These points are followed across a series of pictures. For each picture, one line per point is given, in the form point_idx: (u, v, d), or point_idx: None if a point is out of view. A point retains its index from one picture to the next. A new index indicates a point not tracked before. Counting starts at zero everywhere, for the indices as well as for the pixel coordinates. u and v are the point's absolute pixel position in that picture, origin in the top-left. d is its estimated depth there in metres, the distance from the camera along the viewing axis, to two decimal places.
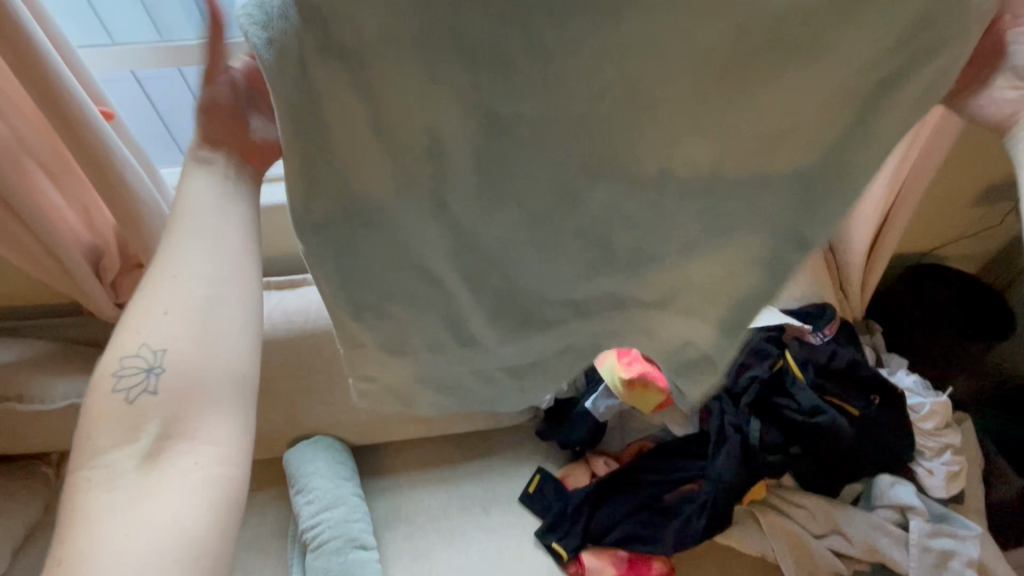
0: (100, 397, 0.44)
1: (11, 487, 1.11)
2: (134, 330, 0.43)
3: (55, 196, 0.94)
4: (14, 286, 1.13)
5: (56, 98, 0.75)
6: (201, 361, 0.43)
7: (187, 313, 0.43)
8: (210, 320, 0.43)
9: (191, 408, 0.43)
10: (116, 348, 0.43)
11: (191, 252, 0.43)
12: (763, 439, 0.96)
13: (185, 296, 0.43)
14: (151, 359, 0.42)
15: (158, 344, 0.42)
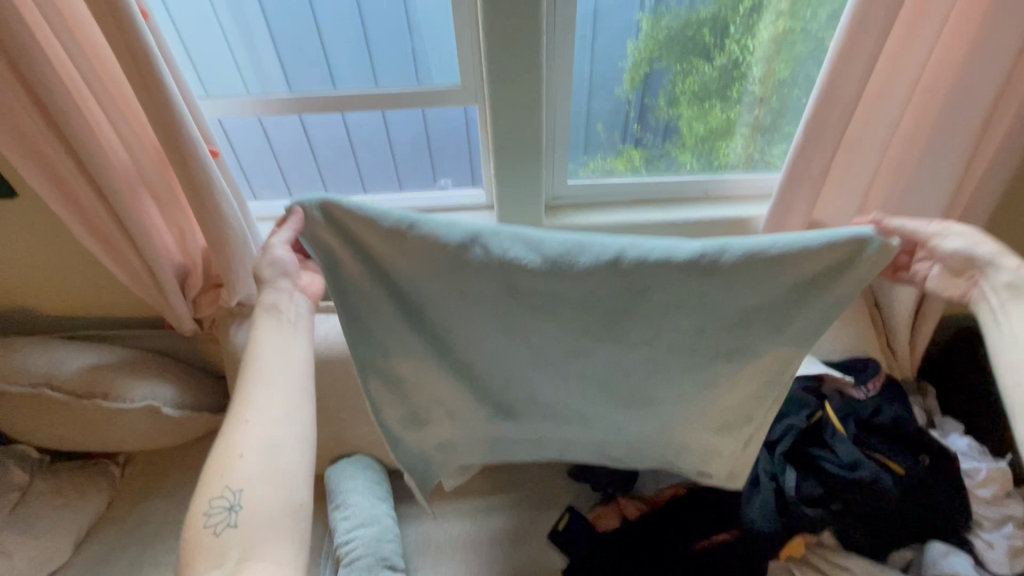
0: (193, 532, 0.57)
1: (83, 481, 1.21)
2: (218, 472, 0.58)
3: (159, 220, 1.09)
4: (112, 300, 1.29)
5: (178, 137, 0.91)
6: (268, 491, 0.58)
7: (258, 456, 0.59)
8: (277, 450, 0.60)
9: (261, 536, 0.56)
10: (205, 492, 0.58)
11: (264, 401, 0.62)
12: (799, 491, 0.91)
13: (258, 439, 0.60)
14: (231, 499, 0.57)
15: (236, 484, 0.58)
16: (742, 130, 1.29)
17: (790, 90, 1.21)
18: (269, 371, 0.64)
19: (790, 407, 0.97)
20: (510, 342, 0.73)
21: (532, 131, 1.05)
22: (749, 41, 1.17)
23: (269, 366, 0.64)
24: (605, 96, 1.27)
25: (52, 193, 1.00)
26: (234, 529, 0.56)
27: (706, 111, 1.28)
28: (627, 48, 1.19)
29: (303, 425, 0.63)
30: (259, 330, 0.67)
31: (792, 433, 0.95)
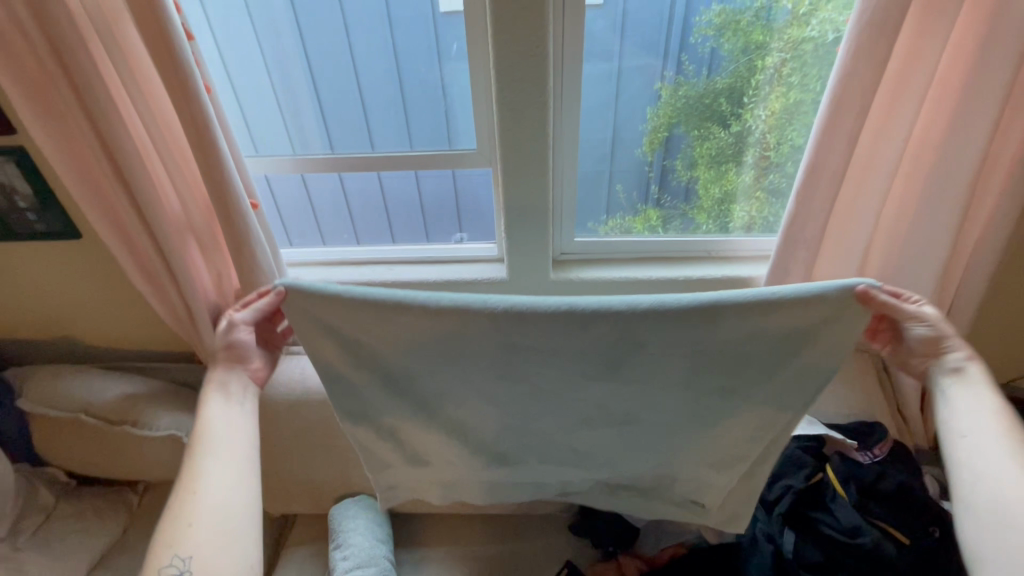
0: None
1: (102, 506, 1.27)
2: (169, 543, 0.67)
3: (200, 262, 1.20)
4: (151, 335, 1.39)
5: (225, 191, 1.03)
6: (217, 554, 0.67)
7: (210, 524, 0.68)
8: (225, 517, 0.70)
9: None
10: (157, 559, 0.66)
11: (210, 470, 0.72)
12: (799, 555, 0.90)
13: (207, 507, 0.69)
14: (183, 563, 0.66)
15: (185, 553, 0.66)
16: (754, 193, 1.36)
17: (804, 156, 1.24)
18: (217, 441, 0.74)
19: (789, 467, 0.97)
20: (507, 389, 0.79)
21: (541, 192, 1.14)
22: (759, 112, 1.26)
23: (219, 435, 0.75)
24: (625, 158, 1.36)
25: (112, 235, 1.13)
26: None
27: (722, 174, 1.36)
28: (645, 114, 1.30)
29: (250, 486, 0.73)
30: (207, 403, 0.78)
31: (791, 493, 0.94)
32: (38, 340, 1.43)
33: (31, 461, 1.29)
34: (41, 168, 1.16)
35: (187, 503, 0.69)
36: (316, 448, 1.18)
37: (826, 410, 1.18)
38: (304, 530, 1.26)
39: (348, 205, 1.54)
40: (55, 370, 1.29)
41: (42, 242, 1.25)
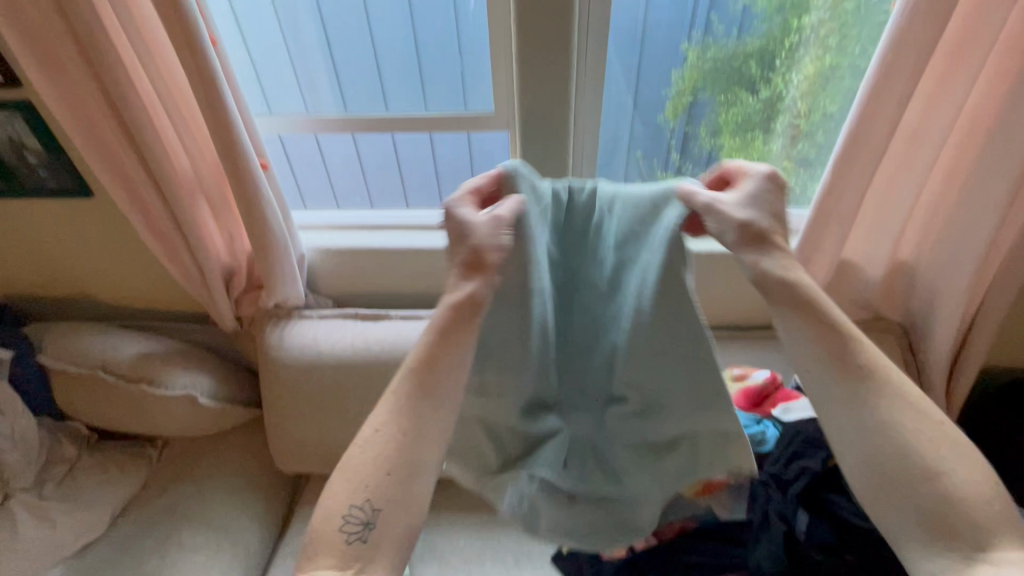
0: (335, 489, 0.53)
1: (124, 460, 1.31)
2: (377, 426, 0.54)
3: (211, 223, 1.18)
4: (165, 296, 1.40)
5: (235, 150, 1.00)
6: (415, 453, 0.54)
7: (399, 460, 0.54)
8: (427, 411, 0.55)
9: (402, 510, 0.54)
10: (358, 446, 0.54)
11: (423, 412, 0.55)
12: (811, 536, 0.88)
13: (431, 400, 0.55)
14: (368, 514, 0.52)
15: (384, 447, 0.54)
16: (782, 163, 1.29)
17: (837, 124, 1.19)
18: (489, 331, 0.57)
19: (807, 449, 0.94)
20: None
21: (561, 158, 1.09)
22: (794, 74, 1.18)
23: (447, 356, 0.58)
24: (647, 122, 1.29)
25: (122, 194, 1.11)
26: (377, 497, 0.53)
27: (749, 142, 1.28)
28: (671, 76, 1.22)
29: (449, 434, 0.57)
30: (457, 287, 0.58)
31: (808, 475, 0.92)
32: (56, 298, 1.45)
33: (55, 415, 1.33)
34: (49, 123, 1.14)
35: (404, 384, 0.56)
36: (329, 412, 1.20)
37: None
38: (317, 490, 1.29)
39: (362, 168, 1.50)
40: (73, 328, 1.31)
41: (55, 200, 1.24)
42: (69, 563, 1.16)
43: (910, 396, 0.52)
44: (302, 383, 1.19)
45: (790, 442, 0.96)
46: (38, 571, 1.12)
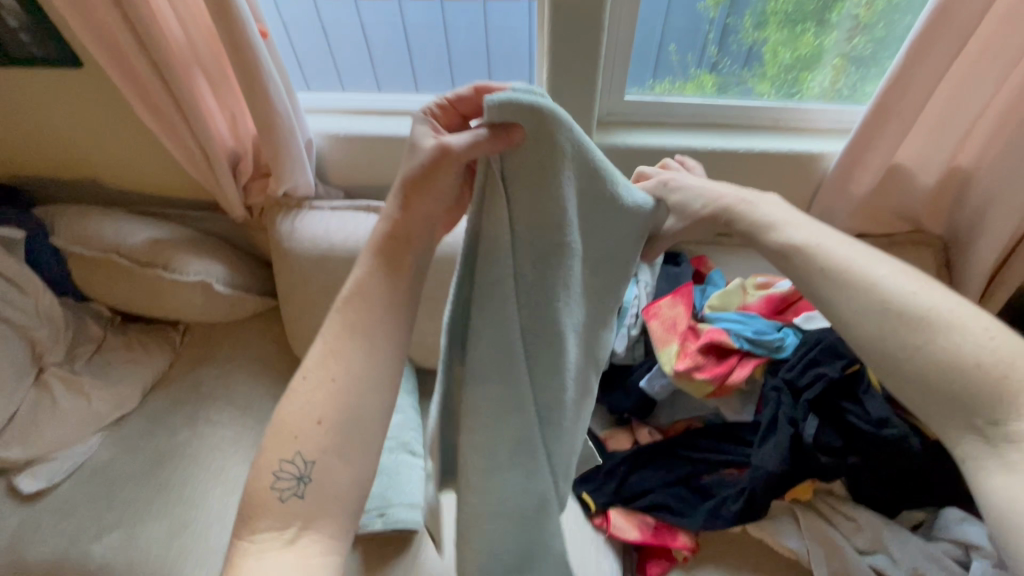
0: (261, 487, 0.53)
1: (148, 341, 1.35)
2: (293, 426, 0.53)
3: (210, 100, 1.09)
4: (171, 181, 1.35)
5: (230, 12, 0.89)
6: (339, 462, 0.54)
7: (336, 416, 0.54)
8: (346, 404, 0.54)
9: (320, 510, 0.53)
10: (278, 450, 0.53)
11: (358, 353, 0.55)
12: (818, 439, 0.89)
13: (344, 393, 0.54)
14: (302, 468, 0.53)
15: (308, 456, 0.53)
16: (832, 60, 1.15)
17: (906, 12, 1.05)
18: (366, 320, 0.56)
19: (827, 356, 0.93)
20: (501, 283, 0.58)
21: (594, 32, 0.96)
22: None
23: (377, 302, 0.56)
24: (682, 10, 1.13)
25: (109, 60, 1.01)
26: (301, 501, 0.52)
27: (797, 36, 1.13)
28: None
29: (390, 383, 0.56)
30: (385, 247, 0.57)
31: (824, 381, 0.91)
32: (61, 180, 1.40)
33: (76, 297, 1.35)
34: None
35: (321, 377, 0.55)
36: None
37: None
38: None
39: (370, 46, 1.37)
40: (81, 211, 1.28)
41: (42, 69, 1.15)
42: (107, 432, 1.24)
43: (866, 271, 0.52)
44: (316, 275, 1.18)
45: (808, 348, 0.95)
46: (80, 436, 1.20)
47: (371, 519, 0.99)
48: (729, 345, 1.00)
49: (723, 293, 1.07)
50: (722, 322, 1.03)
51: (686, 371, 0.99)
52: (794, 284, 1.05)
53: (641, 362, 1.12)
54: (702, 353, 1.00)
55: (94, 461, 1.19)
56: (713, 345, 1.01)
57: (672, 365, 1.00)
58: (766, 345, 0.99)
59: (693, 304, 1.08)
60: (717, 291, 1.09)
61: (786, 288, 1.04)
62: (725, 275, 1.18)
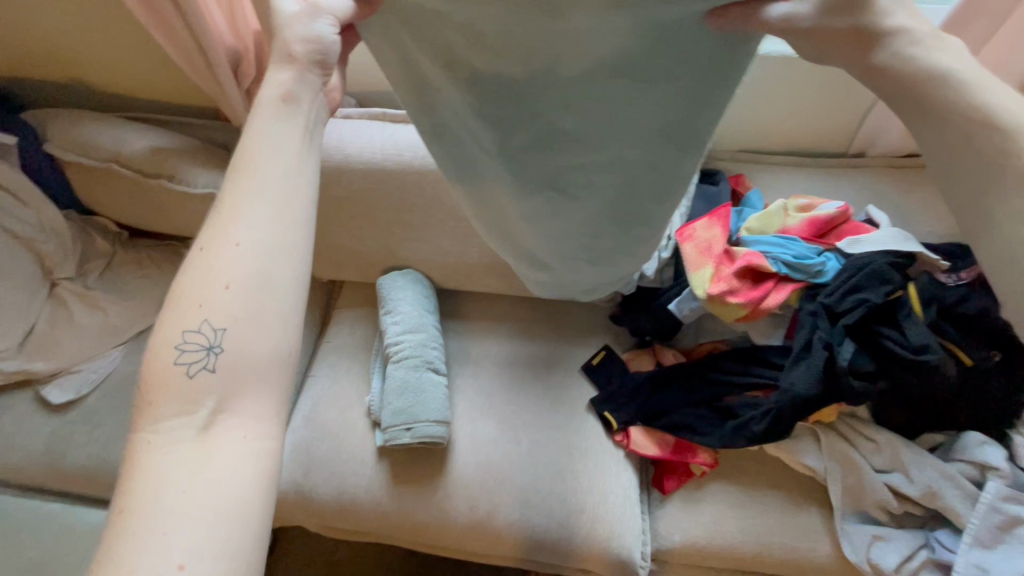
0: (163, 365, 0.45)
1: (160, 257, 1.30)
2: (195, 295, 0.45)
3: None
4: (166, 83, 1.24)
5: None
6: (253, 330, 0.44)
7: (246, 293, 0.44)
8: (268, 260, 0.44)
9: (241, 387, 0.45)
10: (178, 319, 0.45)
11: (256, 202, 0.45)
12: (853, 363, 0.88)
13: (257, 234, 0.44)
14: (210, 336, 0.43)
15: (218, 323, 0.43)
16: None
17: None
18: (278, 166, 0.46)
19: (870, 282, 0.89)
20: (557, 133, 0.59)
21: None
22: None
23: (269, 169, 0.46)
24: None
25: None
26: (212, 375, 0.44)
27: None
28: None
29: (306, 229, 0.46)
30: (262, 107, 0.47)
31: (865, 307, 0.88)
32: (46, 80, 1.29)
33: (79, 210, 1.29)
34: None
35: (226, 224, 0.45)
36: (361, 221, 1.14)
37: (919, 229, 1.06)
38: (351, 297, 1.31)
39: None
40: (75, 114, 1.19)
41: None
42: (127, 346, 1.23)
43: None
44: (331, 190, 1.11)
45: (851, 273, 0.91)
46: (101, 350, 1.20)
47: (399, 433, 1.01)
48: (766, 269, 0.96)
49: (763, 215, 1.01)
50: (759, 244, 0.99)
51: (720, 295, 0.96)
52: (840, 206, 0.99)
53: (670, 285, 1.09)
54: (737, 277, 0.97)
55: (118, 374, 1.19)
56: (749, 269, 0.97)
57: (705, 288, 0.97)
58: (805, 269, 0.95)
59: (730, 227, 1.03)
60: (756, 212, 1.03)
61: (832, 209, 0.98)
62: (764, 196, 1.11)
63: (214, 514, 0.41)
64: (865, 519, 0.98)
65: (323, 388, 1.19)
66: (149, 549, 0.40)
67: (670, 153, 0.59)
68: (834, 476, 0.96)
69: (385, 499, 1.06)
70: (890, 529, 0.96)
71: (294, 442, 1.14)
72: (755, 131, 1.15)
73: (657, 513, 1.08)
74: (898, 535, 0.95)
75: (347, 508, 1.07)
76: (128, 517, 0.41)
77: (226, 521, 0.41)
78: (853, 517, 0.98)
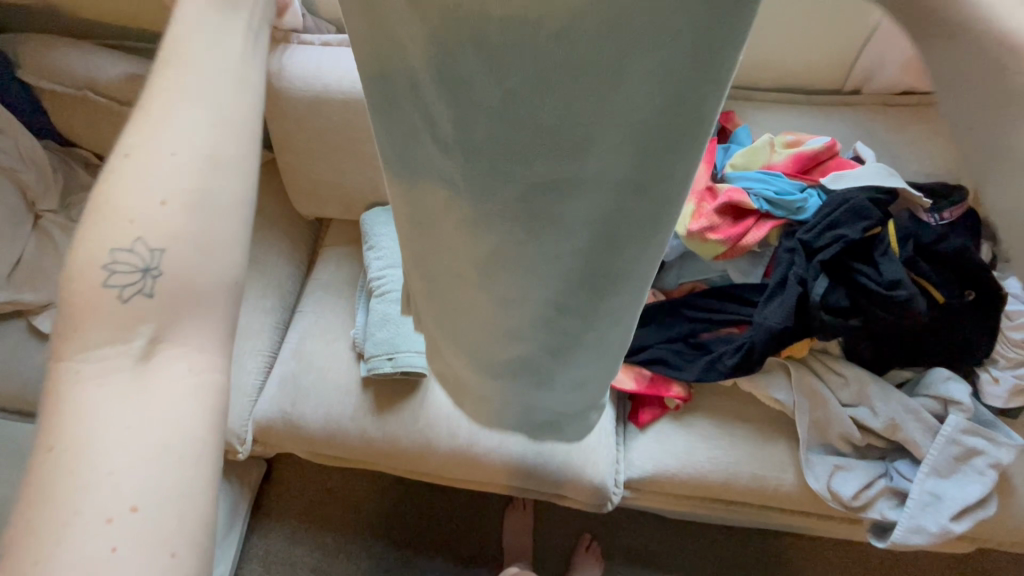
0: (87, 286, 0.44)
1: None
2: (127, 205, 0.44)
3: None
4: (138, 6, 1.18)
5: None
6: (190, 250, 0.44)
7: (186, 193, 0.44)
8: (212, 159, 0.46)
9: (180, 311, 0.45)
10: (110, 225, 0.44)
11: (183, 103, 0.46)
12: (825, 298, 0.89)
13: (189, 137, 0.45)
14: (145, 256, 0.43)
15: (155, 241, 0.44)
16: None
17: None
18: (212, 47, 0.49)
19: (849, 217, 0.89)
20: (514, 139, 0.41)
21: None
22: None
23: (207, 52, 0.48)
24: None
25: None
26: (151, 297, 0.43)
27: None
28: None
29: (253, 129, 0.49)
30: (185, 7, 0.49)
31: (842, 243, 0.88)
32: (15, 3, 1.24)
33: (59, 142, 1.28)
34: None
35: (159, 125, 0.46)
36: (343, 154, 1.12)
37: (908, 167, 1.04)
38: (337, 234, 1.31)
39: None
40: (46, 39, 1.15)
41: None
42: None
43: None
44: (311, 121, 1.09)
45: (831, 209, 0.90)
46: None
47: (381, 363, 1.03)
48: (747, 206, 0.95)
49: (748, 151, 1.00)
50: (743, 181, 0.98)
51: (700, 231, 0.96)
52: (827, 142, 0.97)
53: None
54: (718, 213, 0.96)
55: None
56: (730, 206, 0.97)
57: (686, 224, 0.97)
58: (786, 205, 0.94)
59: (715, 163, 1.02)
60: (743, 148, 1.02)
61: (819, 145, 0.96)
62: (753, 133, 1.09)
63: (161, 447, 0.41)
64: (828, 449, 1.02)
65: (310, 323, 1.21)
66: (91, 486, 0.39)
67: (667, 153, 0.39)
68: (801, 408, 0.99)
69: (370, 427, 1.10)
70: (851, 459, 1.00)
71: (282, 374, 1.17)
72: (749, 64, 1.11)
73: (631, 443, 1.12)
74: (859, 465, 0.99)
75: (334, 435, 1.11)
76: (79, 449, 0.40)
77: (174, 454, 0.41)
78: (817, 448, 1.02)
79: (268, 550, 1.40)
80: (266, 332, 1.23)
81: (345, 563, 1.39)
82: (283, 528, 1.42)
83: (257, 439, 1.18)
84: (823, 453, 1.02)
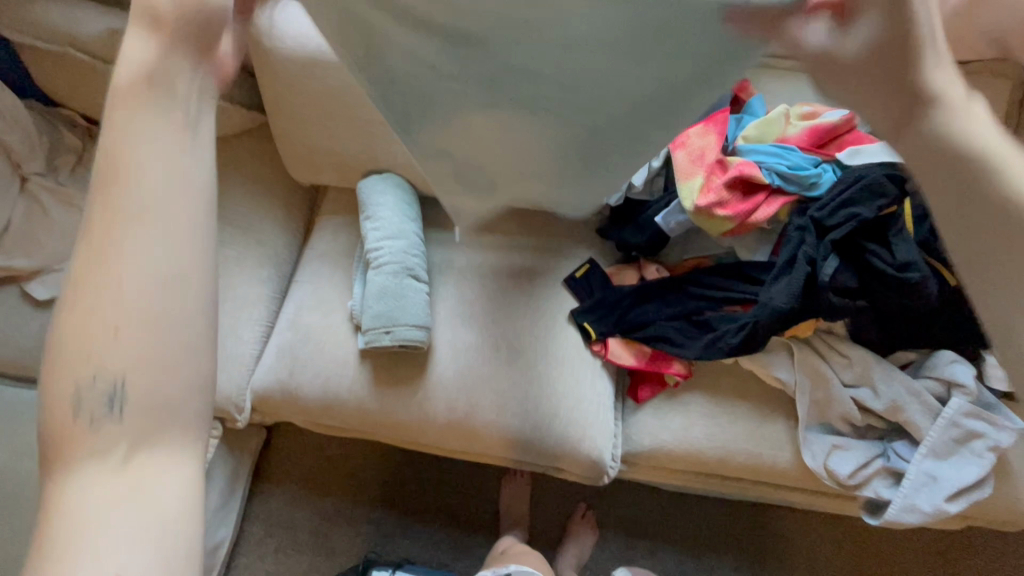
0: (63, 376, 0.44)
1: None
2: (86, 302, 0.42)
3: None
4: None
5: None
6: (147, 335, 0.42)
7: (148, 285, 0.42)
8: (168, 245, 0.43)
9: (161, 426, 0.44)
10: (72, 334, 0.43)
11: (137, 181, 0.43)
12: (834, 279, 0.86)
13: (146, 215, 0.43)
14: (111, 385, 0.42)
15: (112, 364, 0.42)
16: None
17: None
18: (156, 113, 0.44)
19: (865, 195, 0.85)
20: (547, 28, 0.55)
21: None
22: None
23: (141, 153, 0.43)
24: None
25: None
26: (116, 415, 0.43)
27: None
28: None
29: (207, 201, 0.45)
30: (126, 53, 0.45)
31: (855, 222, 0.85)
32: None
33: (43, 101, 1.23)
34: None
35: (107, 207, 0.43)
36: (338, 119, 1.07)
37: None
38: (333, 203, 1.27)
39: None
40: None
41: None
42: None
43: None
44: (303, 83, 1.04)
45: (846, 186, 0.87)
46: None
47: (379, 336, 1.02)
48: (759, 180, 0.92)
49: (762, 122, 0.95)
50: (755, 155, 0.94)
51: (708, 206, 0.92)
52: (846, 114, 0.92)
53: (658, 197, 1.06)
54: (727, 188, 0.93)
55: None
56: (741, 180, 0.93)
57: (693, 199, 0.94)
58: (799, 181, 0.90)
59: (727, 134, 0.97)
60: (756, 119, 0.97)
61: (837, 117, 0.92)
62: (767, 103, 1.04)
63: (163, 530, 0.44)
64: (826, 429, 1.02)
65: (307, 293, 1.19)
66: None
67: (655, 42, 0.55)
68: (802, 387, 0.98)
69: (368, 399, 1.10)
70: (849, 438, 1.00)
71: (279, 344, 1.16)
72: None
73: (629, 418, 1.12)
74: (857, 445, 0.99)
75: (332, 406, 1.11)
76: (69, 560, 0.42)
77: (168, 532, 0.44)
78: (816, 427, 1.02)
79: (269, 514, 1.43)
80: (262, 302, 1.21)
81: (345, 528, 1.41)
82: (283, 494, 1.44)
83: (255, 408, 1.19)
84: (821, 432, 1.01)
